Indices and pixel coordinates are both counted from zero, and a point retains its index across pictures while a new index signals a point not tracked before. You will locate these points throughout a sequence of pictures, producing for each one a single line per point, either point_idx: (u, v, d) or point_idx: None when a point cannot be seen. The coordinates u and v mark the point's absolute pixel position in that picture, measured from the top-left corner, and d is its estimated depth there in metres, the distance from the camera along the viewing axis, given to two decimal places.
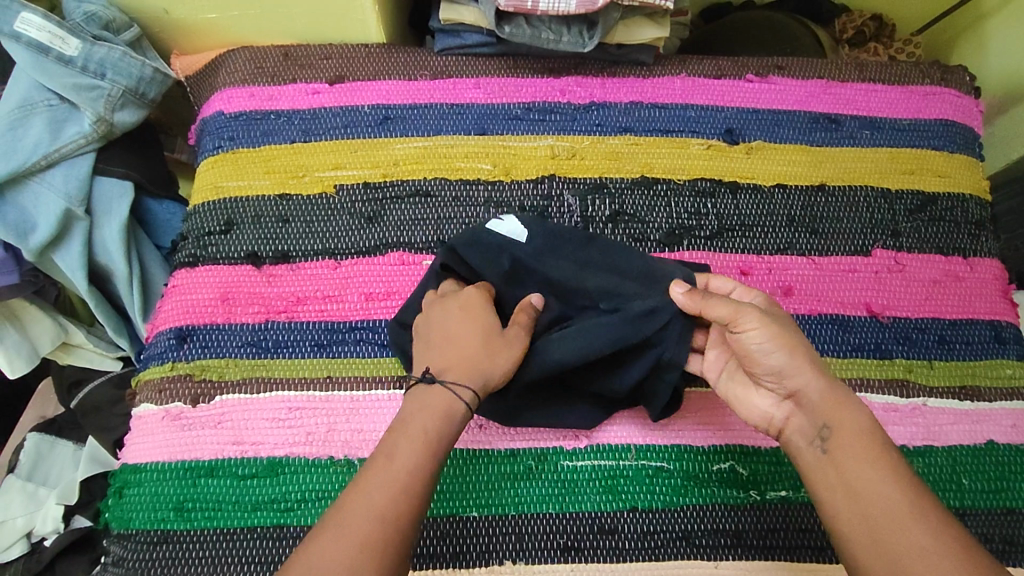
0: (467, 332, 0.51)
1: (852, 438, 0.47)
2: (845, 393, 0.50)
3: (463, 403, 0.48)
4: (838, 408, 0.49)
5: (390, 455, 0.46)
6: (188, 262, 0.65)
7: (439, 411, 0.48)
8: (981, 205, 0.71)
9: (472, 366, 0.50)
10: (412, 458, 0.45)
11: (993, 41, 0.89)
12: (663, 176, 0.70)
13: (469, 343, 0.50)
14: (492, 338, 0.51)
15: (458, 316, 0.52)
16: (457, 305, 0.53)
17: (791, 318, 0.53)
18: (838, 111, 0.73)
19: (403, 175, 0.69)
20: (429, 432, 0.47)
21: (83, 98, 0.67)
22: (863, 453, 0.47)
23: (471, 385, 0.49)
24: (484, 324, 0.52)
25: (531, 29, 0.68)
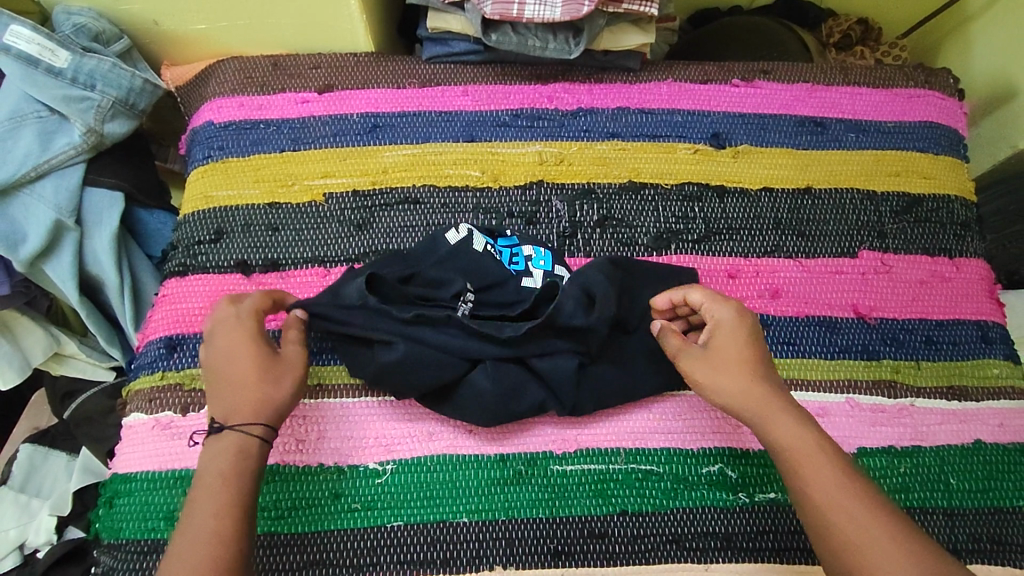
0: (241, 368, 0.52)
1: (798, 449, 0.50)
2: (782, 405, 0.52)
3: (257, 440, 0.50)
4: (781, 423, 0.51)
5: (199, 500, 0.47)
6: (178, 271, 0.65)
7: (236, 450, 0.49)
8: (966, 206, 0.72)
9: (264, 398, 0.51)
10: (227, 493, 0.47)
11: (977, 44, 0.90)
12: (650, 181, 0.70)
13: (241, 377, 0.52)
14: (271, 368, 0.53)
15: (227, 348, 0.53)
16: (229, 338, 0.53)
17: (735, 338, 0.55)
18: (824, 114, 0.74)
19: (392, 182, 0.69)
20: (229, 472, 0.48)
21: (72, 109, 0.67)
22: (814, 463, 0.49)
23: (259, 420, 0.50)
24: (257, 355, 0.53)
25: (518, 37, 0.69)
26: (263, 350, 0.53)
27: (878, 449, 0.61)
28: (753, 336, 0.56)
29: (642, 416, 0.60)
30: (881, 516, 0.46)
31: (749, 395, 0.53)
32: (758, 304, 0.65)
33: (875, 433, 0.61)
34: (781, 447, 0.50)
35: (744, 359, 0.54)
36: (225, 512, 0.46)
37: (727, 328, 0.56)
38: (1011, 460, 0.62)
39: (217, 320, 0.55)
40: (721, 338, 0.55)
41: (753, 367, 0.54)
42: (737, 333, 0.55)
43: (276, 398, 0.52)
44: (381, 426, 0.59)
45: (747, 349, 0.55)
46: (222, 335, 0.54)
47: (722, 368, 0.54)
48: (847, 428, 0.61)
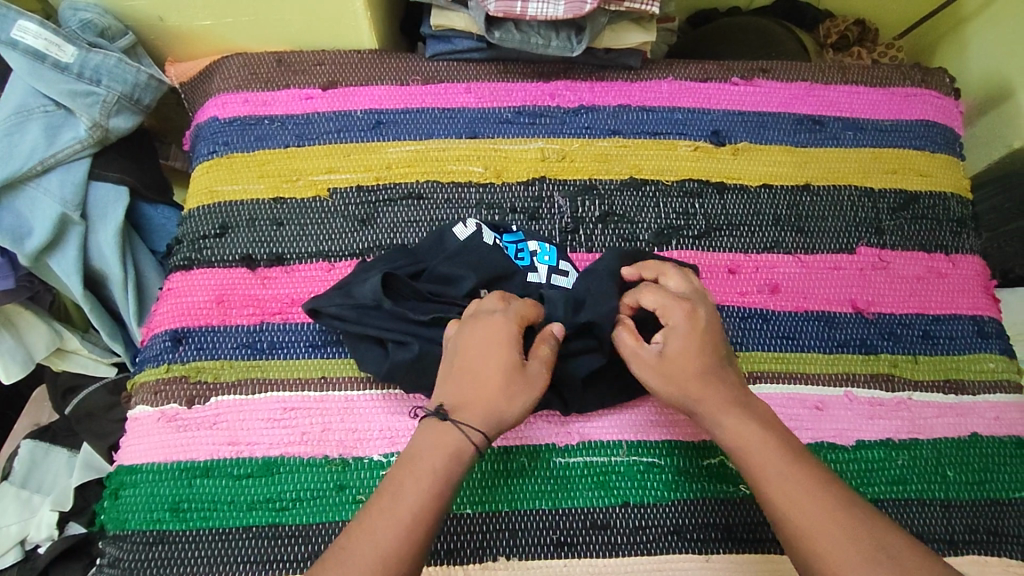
0: (489, 371, 0.50)
1: (744, 442, 0.50)
2: (728, 398, 0.52)
3: (473, 447, 0.49)
4: (727, 416, 0.52)
5: (399, 493, 0.46)
6: (183, 265, 0.66)
7: (451, 454, 0.48)
8: (962, 203, 0.73)
9: (491, 406, 0.50)
10: (425, 491, 0.46)
11: (972, 45, 0.91)
12: (651, 177, 0.71)
13: (485, 382, 0.50)
14: (516, 377, 0.51)
15: (484, 347, 0.51)
16: (480, 340, 0.52)
17: (687, 341, 0.54)
18: (822, 112, 0.75)
19: (396, 177, 0.70)
20: (439, 470, 0.47)
21: (78, 104, 0.67)
22: (758, 456, 0.50)
23: (480, 428, 0.49)
24: (506, 361, 0.51)
25: (521, 34, 0.69)
26: (516, 356, 0.51)
27: (876, 441, 0.62)
28: (705, 334, 0.54)
29: (643, 409, 0.61)
30: (826, 499, 0.47)
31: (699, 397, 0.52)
32: (758, 299, 0.66)
33: (872, 425, 0.62)
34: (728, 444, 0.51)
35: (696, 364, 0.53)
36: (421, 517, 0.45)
37: (677, 330, 0.54)
38: (1006, 452, 0.62)
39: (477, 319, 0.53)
40: (672, 342, 0.54)
41: (705, 368, 0.53)
42: (688, 334, 0.54)
43: (506, 412, 0.50)
44: (385, 418, 0.59)
45: (700, 348, 0.54)
46: (479, 339, 0.51)
47: (677, 375, 0.53)
48: (846, 420, 0.62)
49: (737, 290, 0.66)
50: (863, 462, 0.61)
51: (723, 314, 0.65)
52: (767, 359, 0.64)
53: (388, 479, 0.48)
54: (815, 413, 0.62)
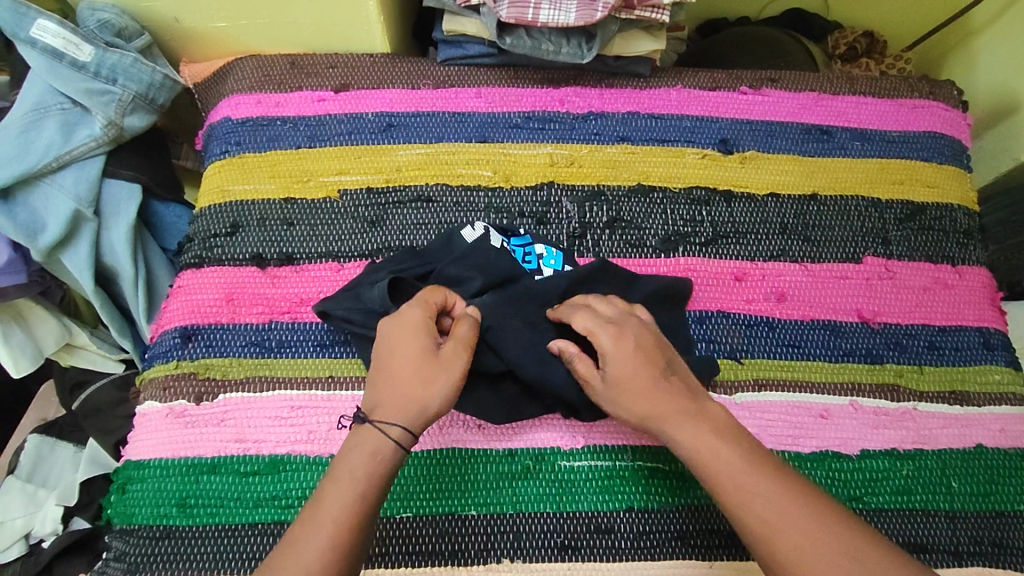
0: (401, 364, 0.51)
1: (702, 457, 0.49)
2: (680, 408, 0.51)
3: (393, 441, 0.49)
4: (687, 429, 0.50)
5: (324, 499, 0.47)
6: (194, 263, 0.66)
7: (372, 451, 0.49)
8: (969, 215, 0.73)
9: (410, 397, 0.50)
10: (348, 496, 0.47)
11: (980, 58, 0.92)
12: (659, 184, 0.71)
13: (401, 375, 0.51)
14: (430, 365, 0.51)
15: (397, 344, 0.52)
16: (396, 334, 0.53)
17: (625, 364, 0.52)
18: (830, 123, 0.75)
19: (406, 180, 0.70)
20: (359, 472, 0.48)
21: (95, 101, 0.68)
22: (721, 468, 0.48)
23: (398, 421, 0.50)
24: (421, 350, 0.52)
25: (532, 41, 0.70)
26: (426, 344, 0.52)
27: (880, 451, 0.62)
28: (639, 351, 0.53)
29: None
30: (791, 511, 0.46)
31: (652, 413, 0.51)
32: (764, 307, 0.67)
33: (877, 435, 0.62)
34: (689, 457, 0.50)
35: (640, 382, 0.52)
36: (344, 516, 0.46)
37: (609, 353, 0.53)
38: (1012, 464, 0.62)
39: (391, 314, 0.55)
40: (613, 370, 0.52)
41: (655, 384, 0.52)
42: (622, 357, 0.52)
43: (424, 400, 0.50)
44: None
45: (643, 364, 0.52)
46: (395, 332, 0.53)
47: (623, 398, 0.52)
48: (851, 429, 0.62)
49: (742, 297, 0.67)
50: (867, 472, 0.61)
51: (729, 321, 0.66)
52: (772, 366, 0.64)
53: (318, 486, 0.49)
54: (819, 421, 0.62)
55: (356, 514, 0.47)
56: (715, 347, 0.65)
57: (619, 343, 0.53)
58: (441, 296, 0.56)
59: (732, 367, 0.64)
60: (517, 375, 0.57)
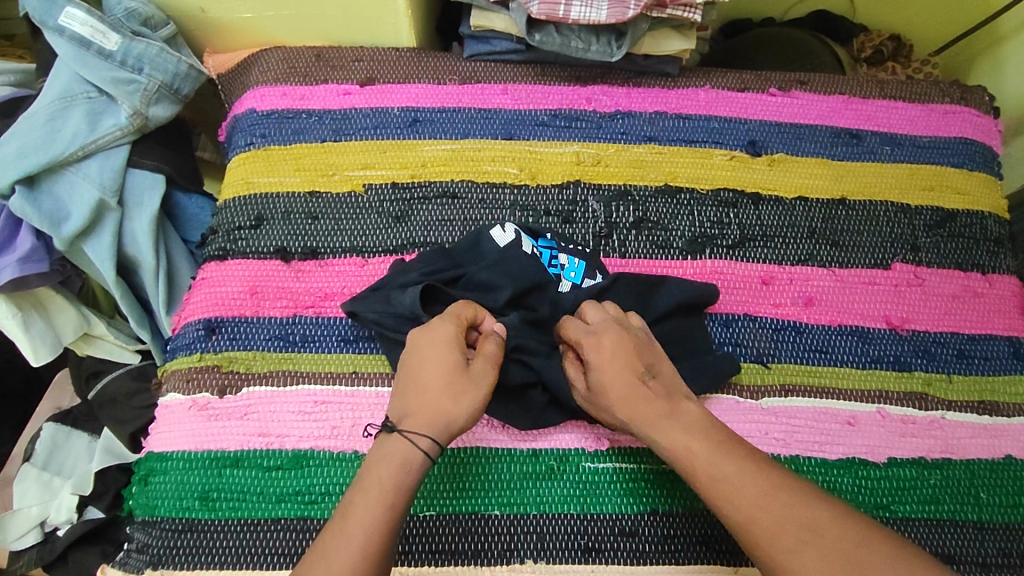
0: (431, 376, 0.52)
1: (684, 455, 0.50)
2: (653, 407, 0.52)
3: (421, 453, 0.49)
4: (667, 428, 0.51)
5: (353, 510, 0.47)
6: (218, 255, 0.66)
7: (401, 461, 0.49)
8: (1000, 222, 0.72)
9: (439, 409, 0.50)
10: (376, 508, 0.47)
11: (1009, 64, 0.91)
12: (686, 185, 0.71)
13: (430, 386, 0.51)
14: (461, 379, 0.52)
15: (428, 354, 0.52)
16: (427, 344, 0.53)
17: (607, 369, 0.53)
18: (860, 127, 0.74)
19: (431, 176, 0.70)
20: (388, 484, 0.48)
21: (120, 91, 0.68)
22: (700, 466, 0.49)
23: (426, 433, 0.50)
24: (452, 362, 0.52)
25: (561, 38, 0.69)
26: (456, 357, 0.52)
27: (908, 460, 0.61)
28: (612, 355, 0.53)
29: None
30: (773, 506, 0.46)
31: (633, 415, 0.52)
32: (791, 311, 0.66)
33: (905, 444, 0.61)
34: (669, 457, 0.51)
35: (617, 387, 0.52)
36: (374, 524, 0.46)
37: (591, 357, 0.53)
38: None
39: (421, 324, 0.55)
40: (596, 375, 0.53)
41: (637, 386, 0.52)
42: (603, 361, 0.53)
43: (453, 414, 0.50)
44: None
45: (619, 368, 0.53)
46: (426, 342, 0.53)
47: (606, 401, 0.53)
48: (878, 437, 0.62)
49: (770, 301, 0.66)
50: (894, 480, 0.60)
51: (756, 325, 0.65)
52: (799, 372, 0.63)
53: (345, 497, 0.48)
54: (846, 428, 0.62)
55: (385, 526, 0.46)
56: (742, 351, 0.64)
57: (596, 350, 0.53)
58: (471, 310, 0.56)
59: (759, 372, 0.63)
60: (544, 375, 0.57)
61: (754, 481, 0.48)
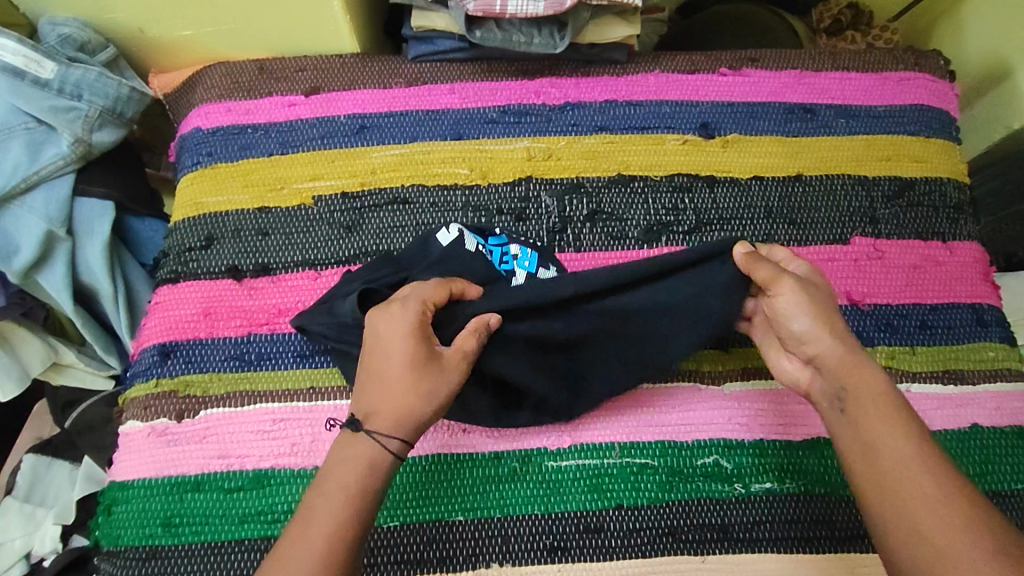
0: (397, 371, 0.50)
1: (855, 381, 0.51)
2: (853, 349, 0.52)
3: (392, 454, 0.49)
4: (859, 365, 0.51)
5: (316, 511, 0.47)
6: (170, 279, 0.65)
7: (366, 461, 0.48)
8: (959, 188, 0.71)
9: (402, 408, 0.49)
10: (343, 508, 0.47)
11: (968, 24, 0.89)
12: (640, 173, 0.70)
13: (394, 385, 0.49)
14: (431, 378, 0.50)
15: (394, 346, 0.50)
16: (390, 333, 0.51)
17: (827, 295, 0.55)
18: (813, 101, 0.73)
19: (381, 183, 0.69)
20: (354, 484, 0.48)
21: (60, 119, 0.67)
22: (858, 386, 0.50)
23: (392, 432, 0.49)
24: (421, 359, 0.50)
25: (503, 33, 0.68)
26: (424, 352, 0.50)
27: None
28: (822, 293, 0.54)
29: (637, 410, 0.60)
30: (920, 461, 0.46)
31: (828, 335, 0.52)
32: None
33: None
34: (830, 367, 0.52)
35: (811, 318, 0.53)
36: (338, 528, 0.46)
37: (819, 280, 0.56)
38: (1009, 442, 0.61)
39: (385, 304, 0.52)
40: (816, 289, 0.55)
41: (839, 318, 0.53)
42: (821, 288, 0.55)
43: (419, 412, 0.50)
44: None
45: (821, 312, 0.53)
46: (392, 329, 0.50)
47: (823, 313, 0.53)
48: None
49: None
50: None
51: None
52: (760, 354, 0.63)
53: (308, 497, 0.48)
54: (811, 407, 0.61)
55: (350, 528, 0.46)
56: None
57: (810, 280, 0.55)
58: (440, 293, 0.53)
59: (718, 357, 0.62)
60: (499, 378, 0.56)
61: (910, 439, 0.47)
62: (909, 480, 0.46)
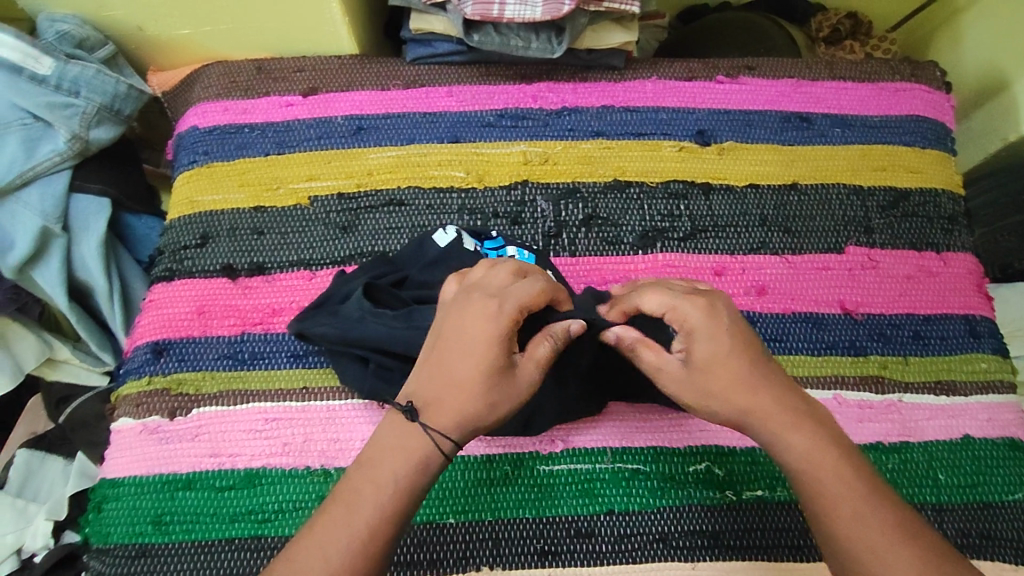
0: (470, 370, 0.47)
1: (760, 416, 0.48)
2: (755, 375, 0.48)
3: (444, 456, 0.46)
4: (758, 398, 0.48)
5: (358, 504, 0.44)
6: (164, 276, 0.65)
7: (418, 458, 0.46)
8: (955, 199, 0.71)
9: (466, 412, 0.47)
10: (387, 506, 0.44)
11: (965, 36, 0.90)
12: (636, 179, 0.70)
13: (464, 384, 0.47)
14: (502, 383, 0.47)
15: (479, 341, 0.47)
16: (475, 327, 0.47)
17: (703, 333, 0.48)
18: (810, 109, 0.74)
19: (377, 184, 0.69)
20: (402, 482, 0.45)
21: (57, 116, 0.67)
22: (762, 419, 0.48)
23: (453, 436, 0.47)
24: (494, 363, 0.47)
25: (500, 37, 0.69)
26: (504, 358, 0.47)
27: (865, 446, 0.60)
28: (709, 359, 0.48)
29: (630, 415, 0.60)
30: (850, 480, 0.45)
31: (716, 374, 0.48)
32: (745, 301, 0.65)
33: (862, 429, 0.61)
34: (737, 421, 0.48)
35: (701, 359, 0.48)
36: (380, 526, 0.44)
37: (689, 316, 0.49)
38: (1000, 454, 0.61)
39: (475, 293, 0.49)
40: (699, 328, 0.48)
41: (744, 347, 0.49)
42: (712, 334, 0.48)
43: (486, 419, 0.47)
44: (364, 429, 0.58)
45: (716, 352, 0.48)
46: (472, 324, 0.47)
47: (720, 351, 0.48)
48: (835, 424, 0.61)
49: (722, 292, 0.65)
50: None
51: None
52: None
53: (348, 485, 0.46)
54: None
55: (389, 528, 0.44)
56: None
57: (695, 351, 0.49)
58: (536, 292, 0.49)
59: None
60: None
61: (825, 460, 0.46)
62: (835, 500, 0.45)
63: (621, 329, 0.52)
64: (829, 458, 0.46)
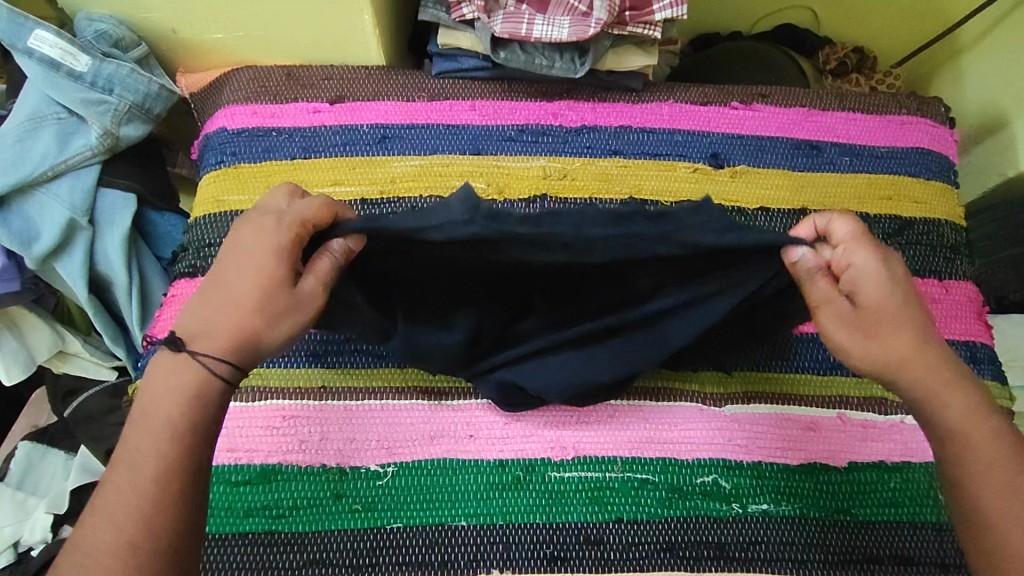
0: (241, 280, 0.48)
1: (915, 377, 0.50)
2: (908, 326, 0.50)
3: (222, 380, 0.48)
4: (920, 360, 0.50)
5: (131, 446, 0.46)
6: (188, 272, 0.67)
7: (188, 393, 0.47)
8: (956, 230, 0.74)
9: (241, 329, 0.48)
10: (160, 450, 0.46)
11: (967, 75, 0.94)
12: (650, 197, 0.72)
13: (243, 299, 0.48)
14: (277, 294, 0.47)
15: (250, 256, 0.48)
16: (260, 246, 0.48)
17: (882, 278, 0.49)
18: (819, 138, 0.76)
19: (399, 192, 0.71)
20: (175, 424, 0.46)
21: (91, 112, 0.69)
22: (920, 379, 0.50)
23: (225, 358, 0.48)
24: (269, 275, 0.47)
25: (525, 55, 0.71)
26: (281, 272, 0.47)
27: (868, 465, 0.62)
28: (877, 302, 0.49)
29: (641, 426, 0.61)
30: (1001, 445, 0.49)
31: (881, 332, 0.49)
32: None
33: (865, 448, 0.62)
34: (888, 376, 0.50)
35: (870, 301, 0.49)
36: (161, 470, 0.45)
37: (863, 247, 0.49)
38: None
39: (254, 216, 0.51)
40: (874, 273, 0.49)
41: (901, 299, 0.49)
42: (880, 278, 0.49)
43: (260, 336, 0.48)
44: (411, 427, 0.60)
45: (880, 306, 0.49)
46: (246, 243, 0.49)
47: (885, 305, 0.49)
48: (840, 442, 0.62)
49: None
50: (853, 484, 0.61)
51: None
52: (762, 378, 0.64)
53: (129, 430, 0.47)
54: (808, 433, 0.62)
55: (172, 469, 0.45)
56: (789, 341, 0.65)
57: (861, 289, 0.49)
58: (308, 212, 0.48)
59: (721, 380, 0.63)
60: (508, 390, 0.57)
61: (973, 418, 0.49)
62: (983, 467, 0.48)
63: (806, 251, 0.46)
64: (987, 424, 0.49)
